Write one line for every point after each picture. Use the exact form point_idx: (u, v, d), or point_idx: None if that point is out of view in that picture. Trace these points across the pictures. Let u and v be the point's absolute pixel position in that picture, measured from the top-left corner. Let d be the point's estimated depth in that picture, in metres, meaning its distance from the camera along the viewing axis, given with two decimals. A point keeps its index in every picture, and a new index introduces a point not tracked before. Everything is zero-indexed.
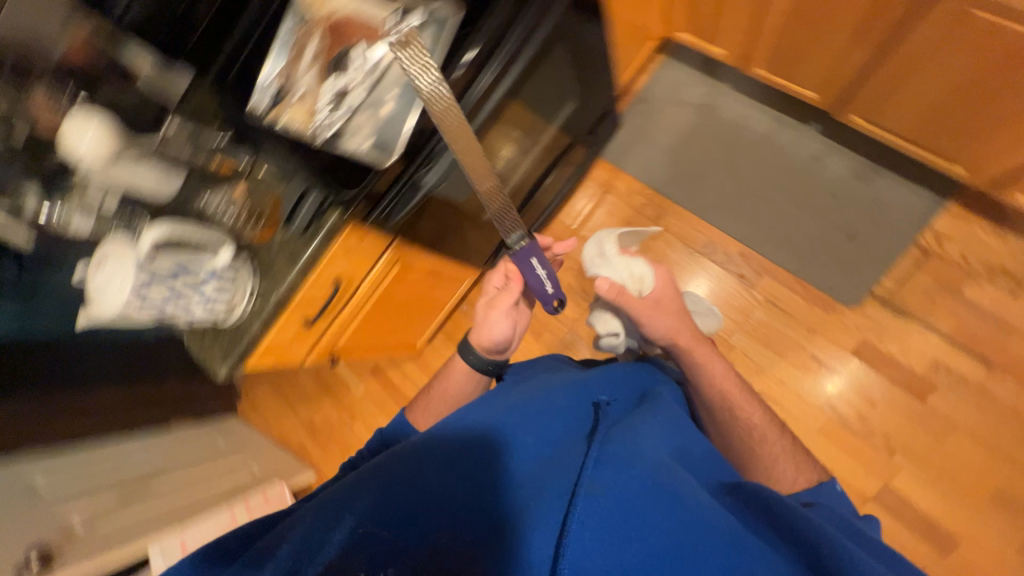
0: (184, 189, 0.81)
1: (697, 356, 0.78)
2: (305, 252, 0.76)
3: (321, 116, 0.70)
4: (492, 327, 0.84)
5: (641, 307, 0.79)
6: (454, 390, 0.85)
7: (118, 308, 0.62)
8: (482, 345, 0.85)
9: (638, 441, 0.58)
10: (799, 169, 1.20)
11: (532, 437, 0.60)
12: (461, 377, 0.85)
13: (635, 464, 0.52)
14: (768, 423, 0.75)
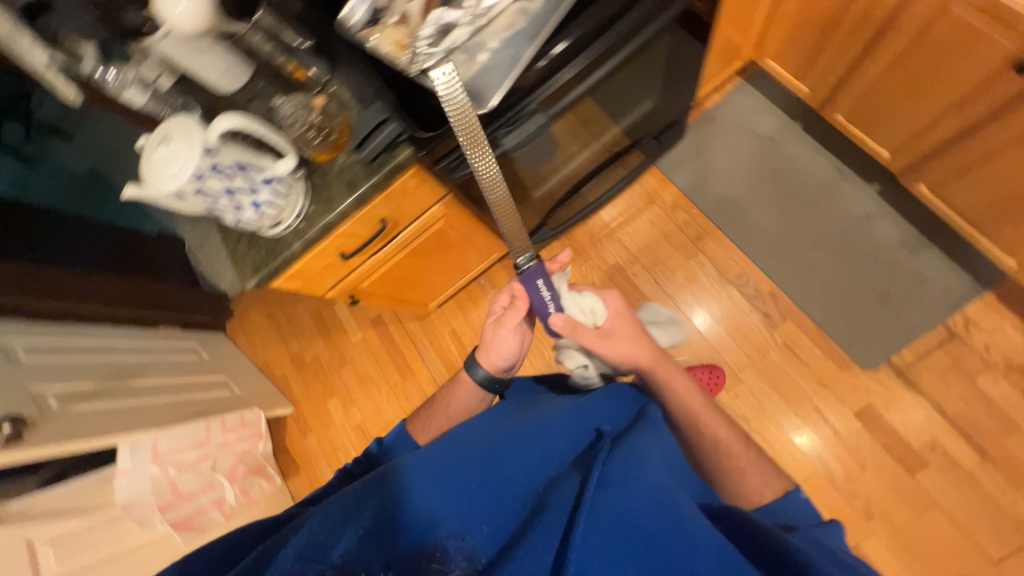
0: (249, 87, 0.83)
1: (661, 377, 0.77)
2: (365, 181, 0.73)
3: (418, 46, 0.63)
4: (501, 349, 0.82)
5: (598, 338, 0.75)
6: (457, 402, 0.84)
7: (172, 187, 0.57)
8: (491, 366, 0.83)
9: (643, 458, 0.54)
10: (849, 224, 1.19)
11: (532, 460, 0.57)
12: (466, 393, 0.84)
13: (638, 483, 0.48)
14: (734, 437, 0.74)
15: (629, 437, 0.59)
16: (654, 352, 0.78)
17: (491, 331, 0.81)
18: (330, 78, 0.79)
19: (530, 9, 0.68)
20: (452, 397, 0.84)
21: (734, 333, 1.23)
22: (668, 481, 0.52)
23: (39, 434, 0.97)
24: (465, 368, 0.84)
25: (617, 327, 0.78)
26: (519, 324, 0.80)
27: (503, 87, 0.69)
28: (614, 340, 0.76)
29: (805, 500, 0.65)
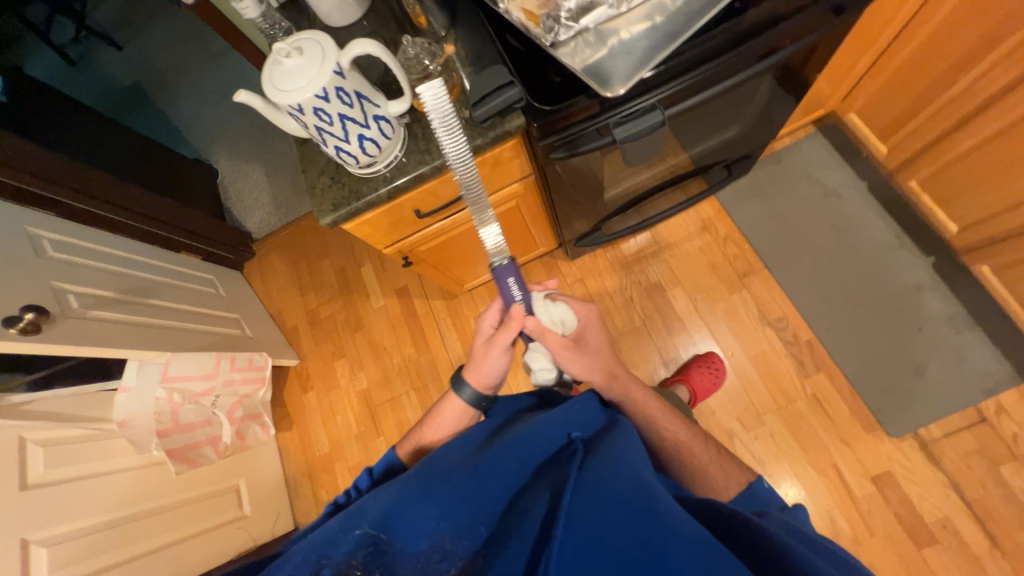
0: (359, 25, 0.82)
1: (619, 387, 0.79)
2: (469, 141, 0.71)
3: (555, 18, 0.65)
4: (486, 368, 0.74)
5: (562, 349, 0.74)
6: (448, 425, 0.76)
7: (292, 99, 0.55)
8: (479, 385, 0.76)
9: (620, 456, 0.50)
10: (899, 290, 1.20)
11: (511, 476, 0.53)
12: (457, 413, 0.77)
13: (613, 484, 0.45)
14: (694, 437, 0.77)
15: (604, 439, 0.55)
16: (612, 363, 0.80)
17: (478, 349, 0.74)
18: (447, 33, 0.77)
19: (667, 5, 0.67)
20: (438, 420, 0.77)
21: (765, 375, 1.22)
22: (646, 475, 0.48)
23: (57, 329, 0.93)
24: (450, 389, 0.77)
25: (584, 338, 0.79)
26: (509, 343, 0.71)
27: (630, 75, 0.65)
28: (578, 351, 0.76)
29: (765, 489, 0.69)
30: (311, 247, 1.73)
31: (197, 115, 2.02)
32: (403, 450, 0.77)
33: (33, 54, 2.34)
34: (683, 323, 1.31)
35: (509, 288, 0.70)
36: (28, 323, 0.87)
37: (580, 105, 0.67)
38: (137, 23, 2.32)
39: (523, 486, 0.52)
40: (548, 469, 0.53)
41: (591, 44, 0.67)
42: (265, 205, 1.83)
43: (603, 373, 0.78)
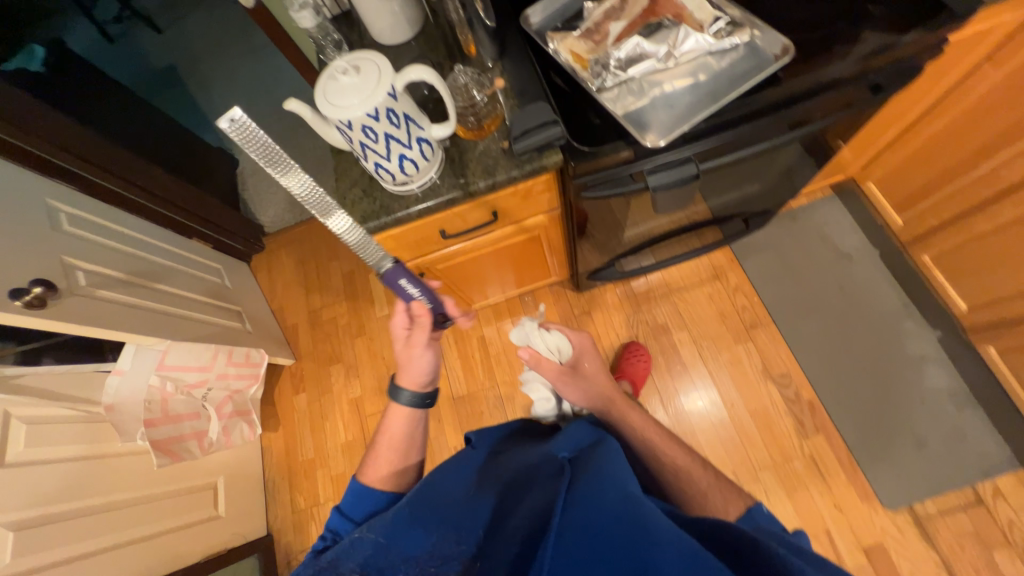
0: (408, 45, 0.84)
1: (618, 413, 0.87)
2: (505, 170, 0.72)
3: (600, 67, 0.69)
4: (413, 366, 0.75)
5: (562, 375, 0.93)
6: (398, 436, 0.74)
7: (342, 114, 0.55)
8: (415, 385, 0.77)
9: (608, 470, 0.52)
10: (903, 361, 1.21)
11: (504, 505, 0.56)
12: (405, 422, 0.75)
13: (601, 498, 0.47)
14: (693, 462, 0.75)
15: (592, 457, 0.57)
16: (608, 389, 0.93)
17: (402, 353, 0.75)
18: (494, 64, 0.78)
19: (712, 65, 0.68)
20: (386, 435, 0.75)
21: (764, 431, 1.21)
22: (634, 487, 0.49)
23: (63, 304, 0.92)
24: (390, 402, 0.77)
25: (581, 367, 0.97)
26: (429, 339, 0.74)
27: (670, 128, 0.67)
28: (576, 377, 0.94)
29: (765, 513, 0.65)
30: (322, 247, 1.73)
31: (226, 105, 2.05)
32: (365, 478, 0.70)
33: (73, 27, 2.39)
34: (685, 368, 1.31)
35: (408, 293, 0.67)
36: (34, 297, 0.86)
37: (620, 151, 0.68)
38: (181, 10, 2.37)
39: (513, 506, 0.54)
40: (537, 489, 0.55)
41: (634, 92, 0.69)
42: (281, 200, 1.83)
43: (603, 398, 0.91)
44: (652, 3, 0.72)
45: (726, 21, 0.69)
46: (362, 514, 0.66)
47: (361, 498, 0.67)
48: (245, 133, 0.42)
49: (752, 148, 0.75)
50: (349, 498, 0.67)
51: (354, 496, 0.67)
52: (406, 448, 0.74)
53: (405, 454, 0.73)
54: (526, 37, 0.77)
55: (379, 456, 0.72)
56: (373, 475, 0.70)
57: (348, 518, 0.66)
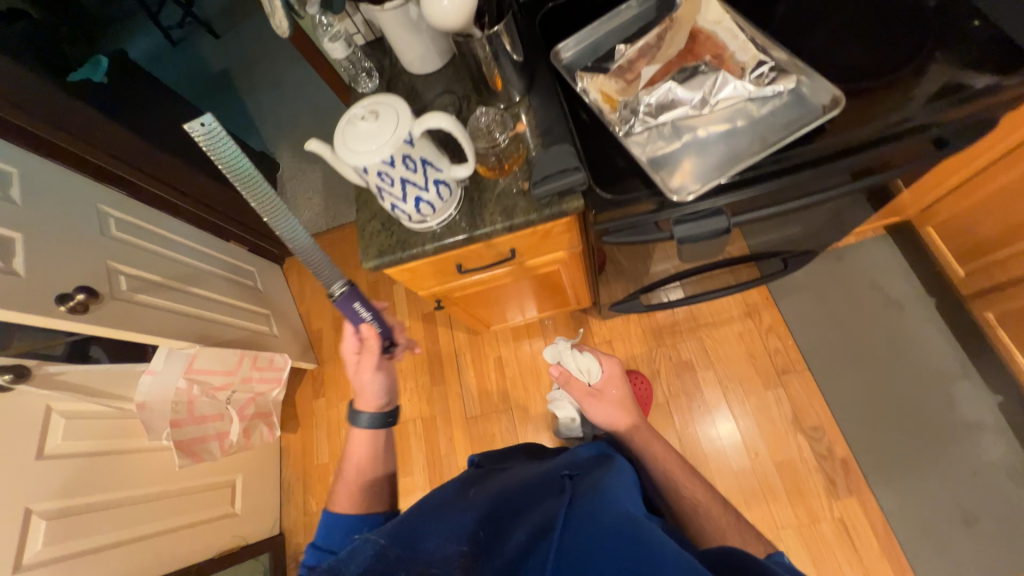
0: (436, 75, 0.83)
1: (640, 442, 0.85)
2: (523, 213, 0.70)
3: (629, 112, 0.66)
4: (369, 392, 0.76)
5: (589, 397, 0.93)
6: (362, 457, 0.76)
7: (358, 160, 0.55)
8: (372, 407, 0.77)
9: (610, 496, 0.58)
10: (955, 426, 1.10)
11: (505, 516, 0.57)
12: (367, 443, 0.77)
13: (603, 519, 0.52)
14: (713, 498, 0.73)
15: (595, 482, 0.63)
16: (635, 415, 0.90)
17: (357, 381, 0.75)
18: (521, 100, 0.77)
19: (751, 113, 0.64)
20: (350, 460, 0.76)
21: (790, 487, 1.13)
22: (632, 511, 0.55)
23: (103, 309, 0.98)
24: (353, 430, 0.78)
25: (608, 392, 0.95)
26: (379, 362, 0.74)
27: (701, 180, 0.63)
28: (603, 400, 0.92)
29: None
30: (350, 254, 1.77)
31: (271, 110, 2.13)
32: (336, 509, 0.70)
33: (139, 29, 2.53)
34: (709, 410, 1.24)
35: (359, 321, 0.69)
36: (77, 302, 0.92)
37: (642, 201, 0.65)
38: (237, 15, 2.48)
39: (515, 513, 0.58)
40: (542, 504, 0.60)
41: (664, 139, 0.65)
42: (316, 206, 1.89)
43: (626, 422, 0.89)
44: (690, 45, 0.69)
45: (769, 67, 0.64)
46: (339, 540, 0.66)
47: (339, 529, 0.67)
48: (208, 133, 0.51)
49: (797, 199, 0.67)
50: (325, 528, 0.68)
51: (330, 526, 0.68)
52: (379, 474, 0.75)
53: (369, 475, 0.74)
54: (555, 73, 0.75)
55: (347, 481, 0.73)
56: (340, 501, 0.71)
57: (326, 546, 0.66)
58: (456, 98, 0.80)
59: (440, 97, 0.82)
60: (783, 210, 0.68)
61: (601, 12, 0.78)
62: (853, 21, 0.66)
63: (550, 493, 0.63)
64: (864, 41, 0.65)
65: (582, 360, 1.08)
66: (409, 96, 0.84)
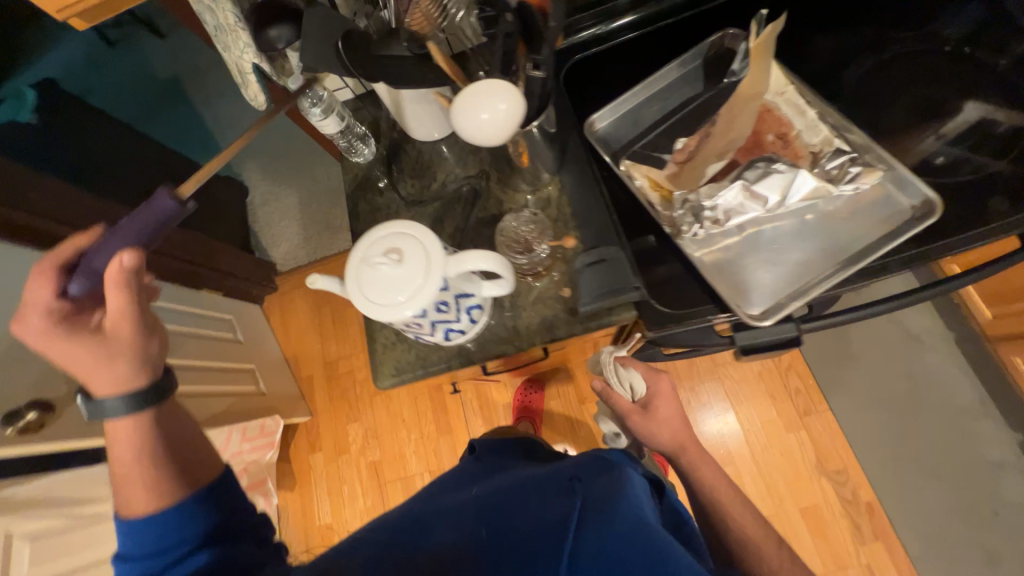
0: (445, 145, 0.71)
1: (688, 463, 0.74)
2: (566, 325, 0.60)
3: (695, 206, 0.55)
4: (104, 363, 0.47)
5: (632, 413, 0.77)
6: (149, 438, 0.49)
7: (378, 312, 0.45)
8: (119, 380, 0.48)
9: (631, 492, 0.49)
10: (978, 466, 1.11)
11: (498, 507, 0.50)
12: (140, 429, 0.49)
13: (621, 522, 0.43)
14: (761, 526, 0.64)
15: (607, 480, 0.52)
16: (685, 435, 0.76)
17: (71, 349, 0.46)
18: (551, 179, 0.65)
19: (830, 211, 0.56)
20: (122, 450, 0.48)
21: (816, 533, 1.12)
22: (651, 517, 0.46)
23: (61, 421, 0.84)
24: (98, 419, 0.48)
25: (655, 406, 0.78)
26: (133, 307, 0.47)
27: (775, 290, 0.55)
28: (650, 419, 0.76)
29: None
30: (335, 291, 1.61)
31: (229, 122, 1.79)
32: (132, 515, 0.46)
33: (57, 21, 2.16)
34: (731, 460, 1.20)
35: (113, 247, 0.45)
36: (30, 421, 0.78)
37: (708, 316, 0.56)
38: None
39: (510, 504, 0.50)
40: (546, 493, 0.50)
41: (732, 244, 0.57)
42: (293, 236, 1.70)
43: (672, 443, 0.75)
44: (758, 124, 0.59)
45: (850, 158, 0.55)
46: (151, 550, 0.44)
47: (150, 532, 0.45)
48: None
49: (887, 300, 0.56)
50: (130, 536, 0.45)
51: (137, 534, 0.45)
52: (198, 456, 0.52)
53: (156, 463, 0.48)
54: (589, 146, 0.64)
55: (130, 477, 0.47)
56: (134, 498, 0.46)
57: (141, 556, 0.44)
58: (471, 178, 0.69)
59: (453, 175, 0.70)
60: (879, 308, 0.56)
61: (640, 73, 0.67)
62: (942, 98, 0.58)
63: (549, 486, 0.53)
64: (952, 125, 0.57)
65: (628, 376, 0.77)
66: (414, 173, 0.72)
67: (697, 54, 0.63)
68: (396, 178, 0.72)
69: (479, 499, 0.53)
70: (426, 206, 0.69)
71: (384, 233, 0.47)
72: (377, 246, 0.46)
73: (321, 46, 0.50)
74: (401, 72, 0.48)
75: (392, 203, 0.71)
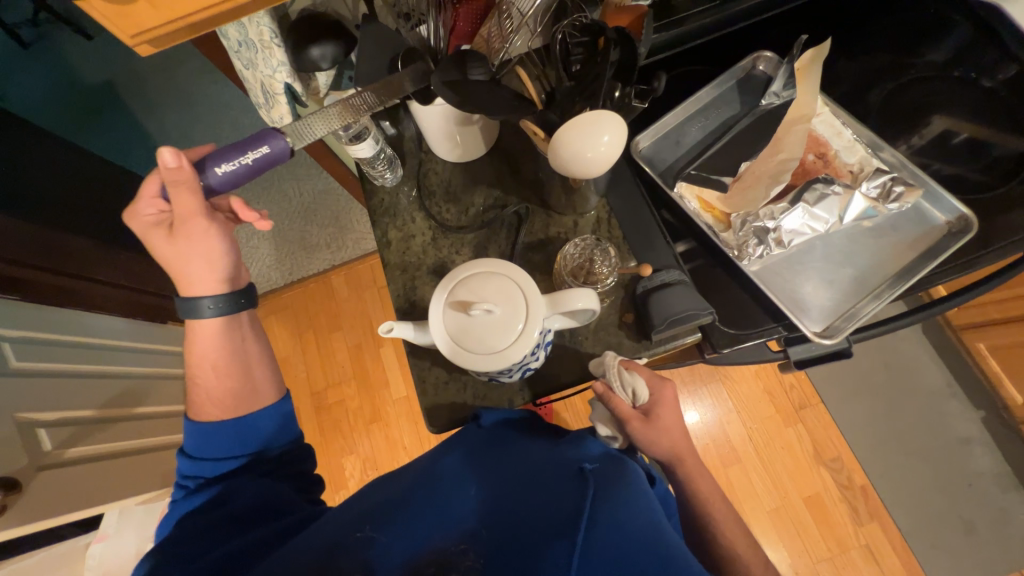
0: (479, 167, 0.67)
1: (681, 477, 0.55)
2: (631, 353, 0.58)
3: (754, 224, 0.58)
4: (191, 268, 0.49)
5: (630, 419, 0.52)
6: (224, 349, 0.53)
7: (470, 360, 0.42)
8: (206, 291, 0.51)
9: (637, 481, 0.42)
10: (952, 443, 1.23)
11: (490, 506, 0.40)
12: (219, 341, 0.53)
13: (627, 520, 0.37)
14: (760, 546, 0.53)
15: (607, 464, 0.44)
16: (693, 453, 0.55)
17: (167, 251, 0.48)
18: (600, 203, 0.63)
19: (874, 228, 0.59)
20: (202, 356, 0.52)
21: (819, 519, 1.19)
22: (656, 514, 0.40)
23: (24, 501, 0.74)
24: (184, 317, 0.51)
25: (661, 412, 0.54)
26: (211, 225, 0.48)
27: (830, 304, 0.57)
28: (654, 436, 0.53)
29: None
30: (318, 315, 1.49)
31: (180, 134, 1.52)
32: (202, 417, 0.51)
33: None
34: (737, 456, 1.25)
35: (226, 158, 0.46)
36: None
37: (772, 336, 0.57)
38: None
39: (503, 498, 0.40)
40: (539, 473, 0.42)
41: (784, 262, 0.59)
42: (265, 256, 1.55)
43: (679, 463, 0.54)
44: (806, 146, 0.60)
45: (891, 177, 0.59)
46: (217, 454, 0.50)
47: (213, 437, 0.50)
48: None
49: (928, 309, 0.58)
50: (193, 440, 0.50)
51: (202, 438, 0.50)
52: (265, 378, 0.55)
53: (220, 377, 0.52)
54: (637, 171, 0.63)
55: (205, 384, 0.52)
56: (206, 407, 0.52)
57: (200, 461, 0.50)
58: (510, 201, 0.65)
59: (490, 198, 0.66)
60: (917, 320, 0.59)
61: (680, 92, 0.66)
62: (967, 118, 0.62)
63: (542, 468, 0.43)
64: (974, 146, 0.62)
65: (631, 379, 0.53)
66: (447, 197, 0.67)
67: (731, 75, 0.63)
68: (427, 202, 0.67)
69: (456, 482, 0.43)
70: (466, 232, 0.64)
71: (477, 266, 0.44)
72: (473, 286, 0.43)
73: (373, 67, 0.48)
74: (479, 95, 0.44)
75: (425, 229, 0.65)
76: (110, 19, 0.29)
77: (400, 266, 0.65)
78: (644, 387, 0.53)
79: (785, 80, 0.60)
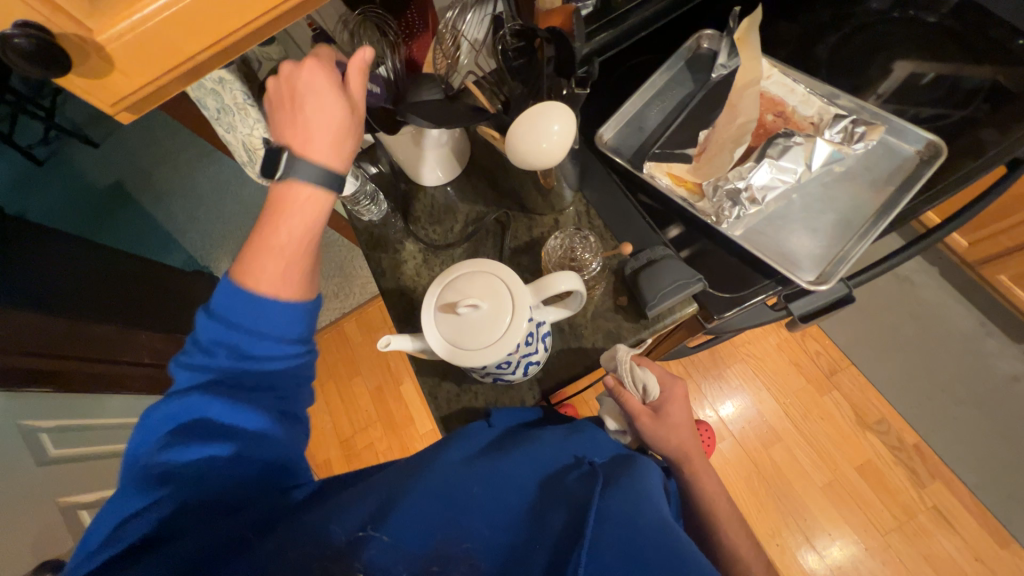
0: (455, 185, 0.70)
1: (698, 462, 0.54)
2: (629, 337, 0.58)
3: (726, 187, 0.59)
4: (345, 154, 0.45)
5: (640, 416, 0.54)
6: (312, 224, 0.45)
7: (473, 359, 0.43)
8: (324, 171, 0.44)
9: (646, 478, 0.42)
10: (1000, 385, 1.17)
11: (499, 501, 0.39)
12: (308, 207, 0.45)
13: (636, 512, 0.37)
14: None
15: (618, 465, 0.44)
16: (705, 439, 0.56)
17: (315, 118, 0.43)
18: (574, 199, 0.65)
19: (846, 172, 0.60)
20: (286, 221, 0.44)
21: (877, 487, 1.13)
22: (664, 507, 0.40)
23: None
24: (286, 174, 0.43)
25: (669, 408, 0.55)
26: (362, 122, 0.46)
27: (819, 257, 0.57)
28: (665, 429, 0.54)
29: None
30: (336, 363, 1.52)
31: (185, 214, 1.61)
32: (254, 281, 0.43)
33: None
34: (777, 435, 1.20)
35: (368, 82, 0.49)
36: None
37: (768, 293, 0.57)
38: None
39: (514, 496, 0.40)
40: (548, 474, 0.42)
41: (765, 222, 0.59)
42: None
43: (694, 451, 0.54)
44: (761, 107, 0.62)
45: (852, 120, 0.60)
46: (263, 334, 0.43)
47: (265, 307, 0.43)
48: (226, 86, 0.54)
49: (926, 238, 0.57)
50: (239, 300, 0.42)
51: (250, 302, 0.43)
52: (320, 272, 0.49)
53: (291, 248, 0.44)
54: (605, 159, 0.65)
55: (265, 250, 0.44)
56: (264, 272, 0.43)
57: (232, 332, 0.42)
58: (490, 213, 0.67)
59: (470, 213, 0.69)
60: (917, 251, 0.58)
61: (633, 81, 0.69)
62: (915, 52, 0.63)
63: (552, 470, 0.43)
64: (931, 76, 0.63)
65: (640, 376, 0.54)
66: (432, 219, 0.70)
67: (677, 58, 0.66)
68: (414, 227, 0.70)
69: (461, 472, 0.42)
70: (454, 248, 0.67)
71: (470, 268, 0.46)
72: (465, 290, 0.45)
73: None
74: (441, 112, 0.47)
75: (415, 253, 0.68)
76: (93, 92, 0.33)
77: (397, 292, 0.67)
78: (654, 382, 0.54)
79: (728, 52, 0.64)
